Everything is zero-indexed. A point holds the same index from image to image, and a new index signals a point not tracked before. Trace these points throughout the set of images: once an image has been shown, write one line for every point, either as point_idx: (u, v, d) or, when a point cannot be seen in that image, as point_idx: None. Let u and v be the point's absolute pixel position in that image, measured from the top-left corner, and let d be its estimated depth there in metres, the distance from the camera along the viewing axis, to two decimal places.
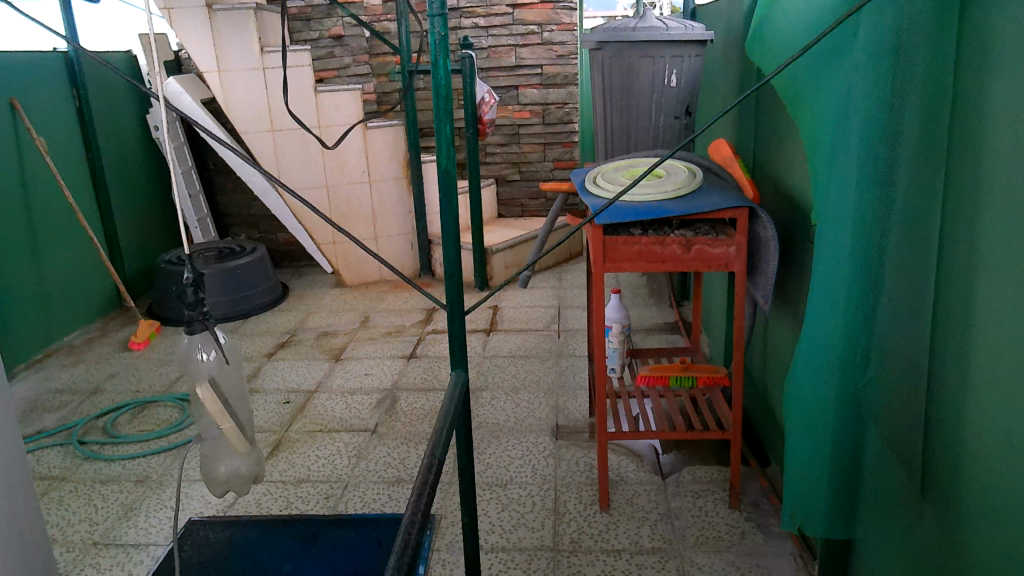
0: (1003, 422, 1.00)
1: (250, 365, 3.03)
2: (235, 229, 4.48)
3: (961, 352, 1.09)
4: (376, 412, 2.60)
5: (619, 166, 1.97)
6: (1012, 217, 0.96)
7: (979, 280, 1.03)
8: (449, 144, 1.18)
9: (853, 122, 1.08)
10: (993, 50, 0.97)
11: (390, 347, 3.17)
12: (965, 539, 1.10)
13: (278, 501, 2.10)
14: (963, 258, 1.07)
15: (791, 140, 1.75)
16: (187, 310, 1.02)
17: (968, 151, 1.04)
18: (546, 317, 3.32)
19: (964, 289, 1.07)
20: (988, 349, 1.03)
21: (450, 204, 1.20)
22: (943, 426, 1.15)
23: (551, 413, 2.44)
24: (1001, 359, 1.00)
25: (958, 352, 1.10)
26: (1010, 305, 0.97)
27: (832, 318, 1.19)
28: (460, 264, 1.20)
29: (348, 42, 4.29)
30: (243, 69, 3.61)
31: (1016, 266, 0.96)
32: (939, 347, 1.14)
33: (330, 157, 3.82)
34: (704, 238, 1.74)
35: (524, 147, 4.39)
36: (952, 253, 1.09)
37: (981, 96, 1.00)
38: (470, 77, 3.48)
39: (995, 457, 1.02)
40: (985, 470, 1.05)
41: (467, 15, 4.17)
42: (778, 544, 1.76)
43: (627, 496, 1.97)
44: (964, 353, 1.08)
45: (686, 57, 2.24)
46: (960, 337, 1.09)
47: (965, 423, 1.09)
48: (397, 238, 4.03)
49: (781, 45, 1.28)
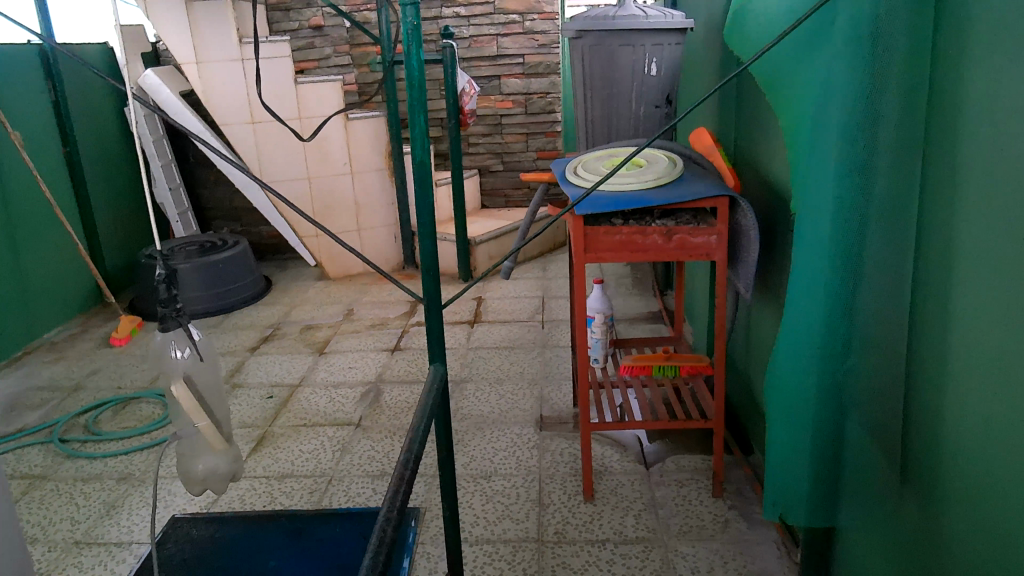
0: (980, 412, 1.01)
1: (233, 360, 3.01)
2: (217, 223, 4.45)
3: (937, 344, 1.10)
4: (360, 405, 2.58)
5: (600, 156, 1.95)
6: (987, 207, 0.96)
7: (960, 274, 1.03)
8: (424, 135, 1.14)
9: (832, 114, 1.07)
10: (971, 38, 0.97)
11: (374, 339, 3.16)
12: (947, 536, 1.10)
13: (262, 496, 2.09)
14: (941, 250, 1.07)
15: (772, 130, 1.74)
16: (160, 307, 1.02)
17: (944, 142, 1.04)
18: (530, 308, 3.31)
19: (943, 282, 1.07)
20: (967, 343, 1.03)
21: (428, 197, 1.17)
22: (922, 419, 1.16)
23: (536, 403, 2.43)
24: (981, 351, 1.00)
25: (936, 345, 1.10)
26: (989, 297, 0.97)
27: (810, 310, 1.18)
28: (437, 257, 1.19)
29: (329, 33, 4.24)
30: (221, 60, 3.56)
31: (992, 259, 0.96)
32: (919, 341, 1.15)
33: (312, 149, 3.78)
34: (686, 228, 1.72)
35: (507, 137, 4.37)
36: (930, 245, 1.10)
37: (959, 83, 1.00)
38: (451, 67, 3.42)
39: (974, 447, 1.02)
40: (964, 463, 1.05)
41: (448, 4, 4.13)
42: (761, 532, 1.76)
43: (611, 487, 1.96)
44: (941, 347, 1.09)
45: (666, 46, 2.23)
46: (938, 331, 1.10)
47: (943, 418, 1.10)
48: (380, 230, 4.00)
49: (758, 36, 1.27)
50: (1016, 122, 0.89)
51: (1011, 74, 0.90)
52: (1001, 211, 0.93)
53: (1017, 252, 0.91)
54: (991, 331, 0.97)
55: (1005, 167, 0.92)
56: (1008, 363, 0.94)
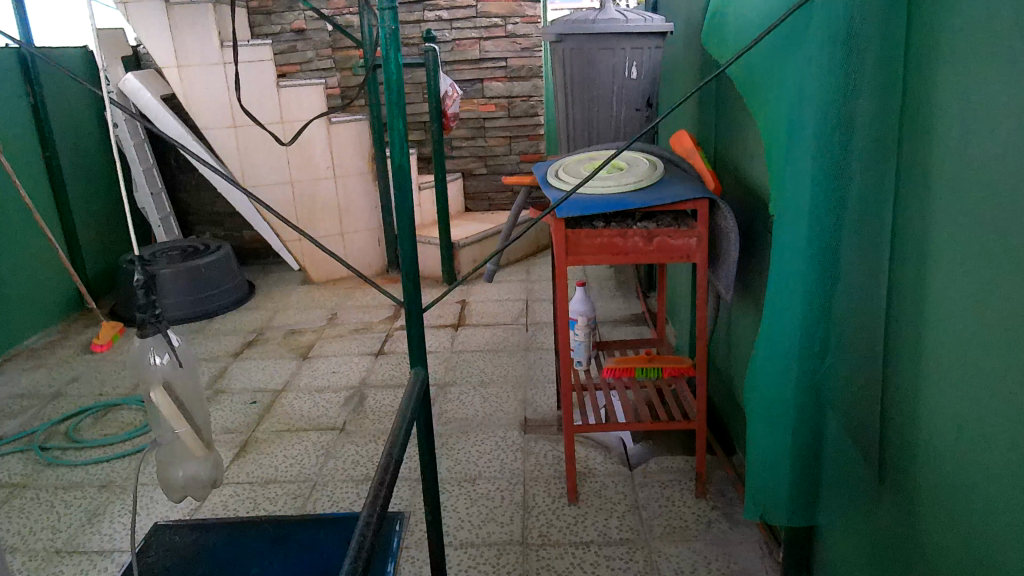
0: (948, 404, 1.03)
1: (216, 366, 2.98)
2: (199, 228, 4.42)
3: (908, 339, 1.12)
4: (344, 410, 2.57)
5: (581, 159, 1.96)
6: (959, 208, 0.98)
7: (929, 270, 1.05)
8: (403, 138, 1.15)
9: (808, 117, 1.09)
10: (944, 41, 0.98)
11: (358, 343, 3.15)
12: (918, 527, 1.12)
13: (245, 502, 2.07)
14: (912, 247, 1.09)
15: (751, 133, 1.75)
16: (138, 313, 1.01)
17: (914, 141, 1.06)
18: (514, 311, 3.32)
19: (914, 279, 1.09)
20: (936, 337, 1.05)
21: (407, 202, 1.17)
22: (895, 413, 1.18)
23: (520, 406, 2.44)
24: (949, 344, 1.02)
25: (907, 340, 1.12)
26: (956, 292, 1.00)
27: (789, 311, 1.19)
28: (417, 261, 1.19)
29: (311, 36, 4.23)
30: (202, 64, 3.54)
31: (960, 256, 0.98)
32: (891, 337, 1.17)
33: (295, 152, 3.76)
34: (666, 230, 1.73)
35: (490, 140, 4.38)
36: (900, 242, 1.12)
37: (928, 83, 1.02)
38: (434, 71, 3.42)
39: (944, 440, 1.05)
40: (934, 456, 1.07)
41: (430, 8, 4.13)
42: (744, 532, 1.77)
43: (595, 489, 1.97)
44: (912, 342, 1.11)
45: (647, 49, 2.23)
46: (909, 327, 1.12)
47: (915, 413, 1.12)
48: (364, 233, 3.99)
49: (734, 39, 1.28)
50: (982, 120, 0.92)
51: (978, 75, 0.92)
52: (968, 207, 0.96)
53: (983, 248, 0.93)
54: (959, 325, 1.00)
55: (973, 164, 0.94)
56: (977, 357, 0.96)
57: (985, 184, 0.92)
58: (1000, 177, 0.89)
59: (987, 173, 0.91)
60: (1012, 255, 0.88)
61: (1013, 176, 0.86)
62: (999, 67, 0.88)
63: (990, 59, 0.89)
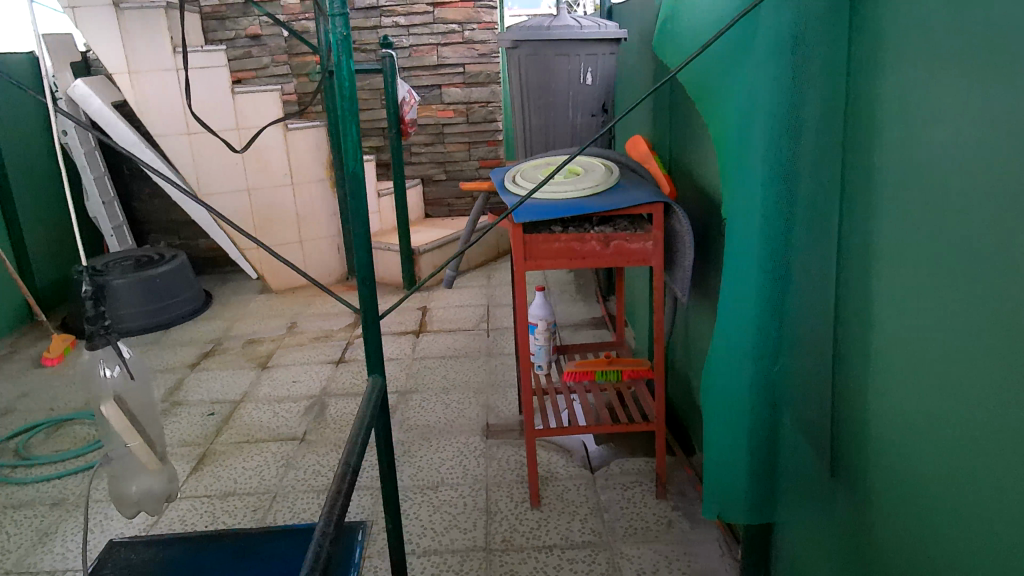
0: (934, 423, 0.97)
1: (172, 378, 2.92)
2: (153, 237, 4.33)
3: (890, 354, 1.06)
4: (305, 420, 2.54)
5: (538, 164, 1.97)
6: (901, 208, 1.01)
7: (916, 282, 0.99)
8: (356, 145, 1.14)
9: (757, 121, 1.11)
10: (883, 46, 1.01)
11: (318, 352, 3.12)
12: (904, 552, 1.06)
13: (204, 516, 2.03)
14: (895, 257, 1.03)
15: (704, 137, 1.78)
16: (87, 324, 0.99)
17: (883, 146, 1.03)
18: (475, 316, 3.32)
19: (898, 290, 1.03)
20: (921, 352, 0.99)
21: (362, 209, 1.17)
22: (877, 432, 1.11)
23: (482, 412, 2.43)
24: (934, 360, 0.96)
25: (891, 356, 1.06)
26: (943, 304, 0.93)
27: (742, 312, 1.22)
28: (373, 268, 1.19)
29: (266, 42, 4.18)
30: (154, 70, 3.48)
31: (947, 265, 0.92)
32: (872, 352, 1.11)
33: (251, 159, 3.72)
34: (623, 234, 1.75)
35: (449, 146, 4.37)
36: (881, 252, 1.06)
37: (912, 84, 0.96)
38: (391, 77, 3.40)
39: (930, 461, 0.98)
40: (921, 478, 1.01)
41: (387, 14, 4.11)
42: (704, 531, 1.80)
43: (557, 492, 1.98)
44: (895, 357, 1.05)
45: (601, 56, 2.27)
46: (892, 341, 1.06)
47: (897, 430, 1.06)
48: (323, 241, 3.96)
49: (684, 45, 1.31)
50: (970, 121, 0.85)
51: (963, 74, 0.86)
52: (956, 214, 0.89)
53: (974, 257, 0.87)
54: (945, 339, 0.93)
55: (959, 169, 0.88)
56: (969, 365, 0.89)
57: (974, 190, 0.85)
58: (990, 183, 0.83)
59: (976, 178, 0.85)
60: (1007, 264, 0.81)
61: (1006, 180, 0.80)
62: (987, 65, 0.82)
63: (976, 58, 0.83)
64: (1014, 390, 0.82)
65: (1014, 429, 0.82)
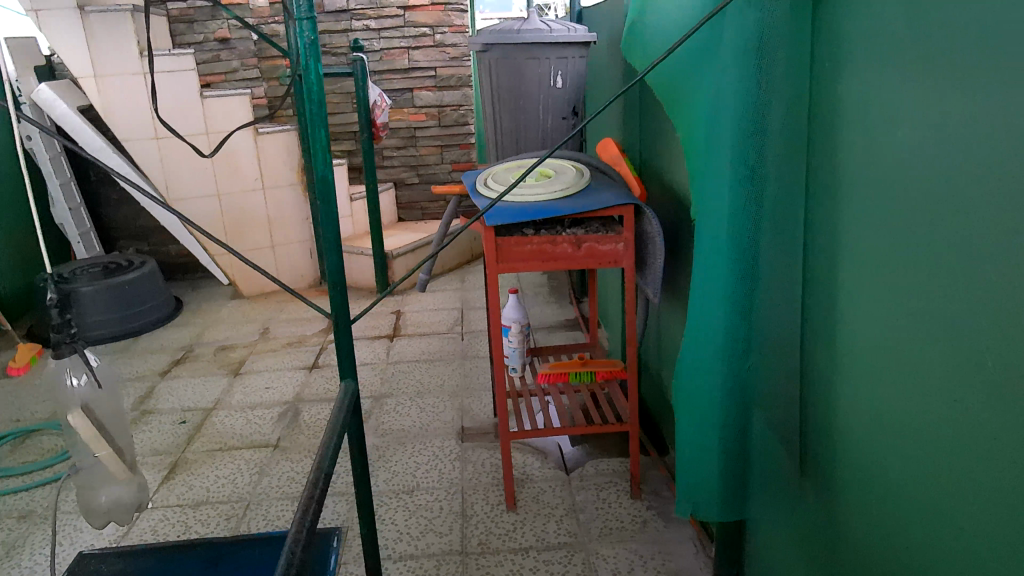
0: (928, 434, 0.92)
1: (141, 386, 2.88)
2: (122, 243, 4.27)
3: (870, 358, 1.04)
4: (278, 426, 2.52)
5: (509, 167, 1.98)
6: (863, 209, 1.02)
7: (908, 284, 0.94)
8: (326, 149, 1.14)
9: (723, 123, 1.13)
10: (844, 50, 1.04)
11: (292, 358, 3.09)
12: (885, 561, 1.04)
13: (176, 526, 2.01)
14: (888, 258, 0.98)
15: (673, 139, 1.80)
16: (52, 333, 0.98)
17: (861, 147, 1.02)
18: (449, 320, 3.31)
19: (889, 293, 0.98)
20: (915, 360, 0.93)
21: (332, 213, 1.17)
22: (869, 441, 1.06)
23: (456, 415, 2.43)
24: (929, 366, 0.91)
25: (884, 361, 1.01)
26: (938, 308, 0.88)
27: (711, 311, 1.23)
28: (343, 272, 1.18)
29: (235, 45, 4.14)
30: (120, 74, 3.43)
31: (941, 268, 0.87)
32: (865, 356, 1.06)
33: (221, 164, 3.68)
34: (594, 236, 1.76)
35: (421, 149, 4.37)
36: (875, 252, 1.01)
37: (907, 75, 0.90)
38: (362, 80, 3.39)
39: (923, 474, 0.93)
40: (913, 490, 0.96)
41: (357, 17, 4.09)
42: (678, 530, 1.81)
43: (533, 494, 1.98)
44: (876, 361, 1.03)
45: (571, 59, 2.29)
46: (872, 345, 1.04)
47: (872, 434, 1.05)
48: (295, 245, 3.93)
49: (651, 47, 1.32)
50: (966, 116, 0.79)
51: (960, 67, 0.80)
52: (950, 214, 0.84)
53: (969, 261, 0.82)
54: (938, 346, 0.88)
55: (954, 166, 0.82)
56: (966, 368, 0.84)
57: (972, 191, 0.80)
58: (988, 184, 0.77)
59: (973, 178, 0.79)
60: (1009, 268, 0.76)
61: (1006, 180, 0.75)
62: (988, 58, 0.76)
63: (974, 51, 0.78)
64: (1014, 402, 0.77)
65: (1015, 443, 0.77)
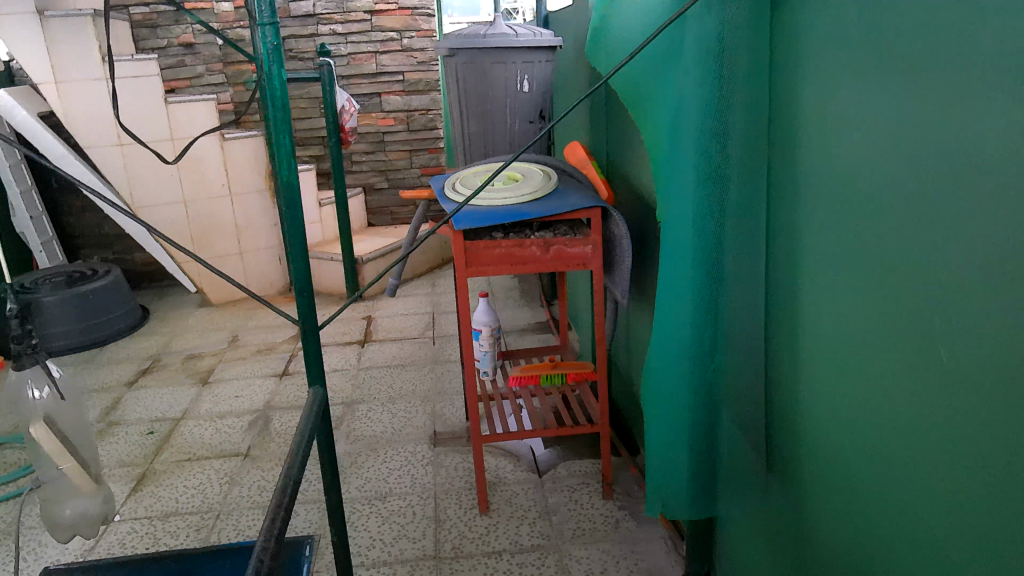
0: (916, 435, 0.89)
1: (107, 397, 2.83)
2: (85, 252, 4.19)
3: (835, 357, 1.06)
4: (248, 435, 2.50)
5: (477, 171, 1.99)
6: (825, 210, 1.04)
7: (898, 281, 0.89)
8: (290, 154, 1.13)
9: (688, 125, 1.14)
10: (805, 54, 1.05)
11: (262, 365, 3.06)
12: (851, 556, 1.06)
13: (144, 539, 1.97)
14: (863, 256, 0.97)
15: (639, 142, 1.82)
16: (12, 344, 0.96)
17: (822, 149, 1.04)
18: (420, 324, 3.31)
19: (855, 293, 0.99)
20: (896, 359, 0.91)
21: (298, 219, 1.16)
22: (844, 441, 1.05)
23: (428, 420, 2.43)
24: (916, 367, 0.88)
25: (859, 360, 1.00)
26: (917, 306, 0.87)
27: (679, 311, 1.24)
28: (310, 278, 1.18)
29: (200, 50, 4.10)
30: (82, 79, 3.37)
31: (930, 268, 0.83)
32: (839, 355, 1.05)
33: (187, 170, 3.64)
34: (562, 239, 1.77)
35: (390, 154, 4.36)
36: (853, 250, 0.99)
37: (893, 68, 0.86)
38: (329, 85, 3.38)
39: (911, 476, 0.90)
40: (902, 494, 0.93)
41: (324, 22, 4.07)
42: (649, 529, 1.83)
43: (505, 497, 1.99)
44: (840, 359, 1.05)
45: (536, 63, 2.30)
46: (836, 344, 1.06)
47: (838, 431, 1.07)
48: (264, 252, 3.92)
49: (614, 50, 1.34)
50: (960, 111, 0.76)
51: (953, 63, 0.76)
52: (943, 211, 0.80)
53: (958, 261, 0.79)
54: (902, 344, 0.90)
55: (946, 163, 0.79)
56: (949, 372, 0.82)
57: (965, 188, 0.76)
58: (983, 182, 0.74)
59: (967, 175, 0.76)
60: (1006, 268, 0.72)
61: (1003, 180, 0.71)
62: (985, 52, 0.72)
63: (964, 47, 0.75)
64: (1007, 406, 0.74)
65: (1010, 448, 0.74)
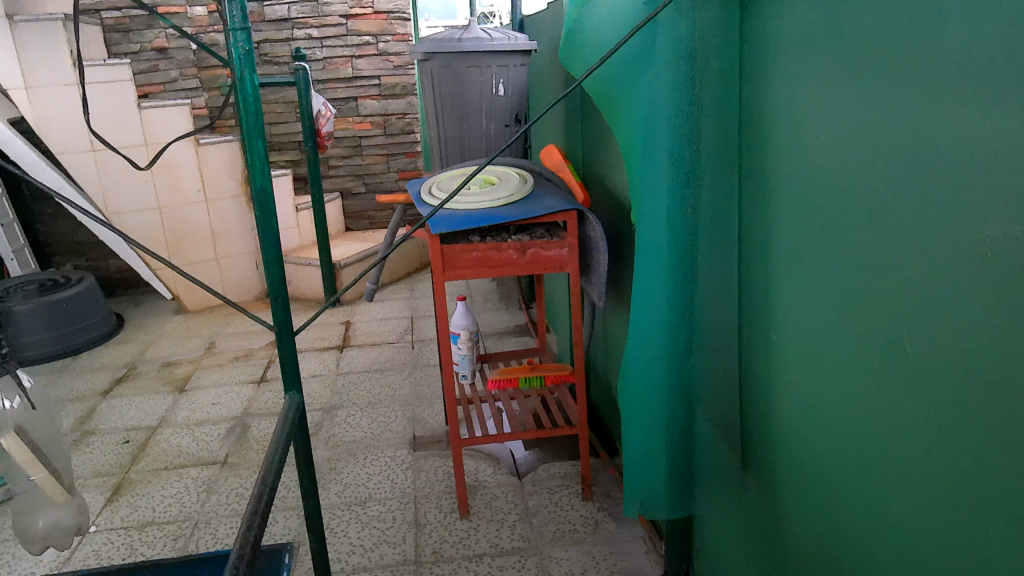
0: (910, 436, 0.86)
1: (81, 406, 2.79)
2: (58, 259, 4.13)
3: (808, 356, 1.07)
4: (226, 442, 2.48)
5: (453, 175, 1.99)
6: (796, 210, 1.06)
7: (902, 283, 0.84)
8: (263, 159, 1.13)
9: (660, 127, 1.15)
10: (773, 57, 1.08)
11: (239, 372, 3.04)
12: (827, 554, 1.07)
13: (121, 549, 1.95)
14: (840, 255, 0.97)
15: (614, 145, 1.83)
16: None
17: (792, 149, 1.05)
18: (399, 329, 3.30)
19: (833, 293, 0.99)
20: (879, 360, 0.90)
21: (271, 225, 1.16)
22: (818, 439, 1.06)
23: (407, 424, 2.43)
24: (903, 370, 0.86)
25: (831, 359, 1.01)
26: (887, 305, 0.88)
27: (653, 313, 1.25)
28: (284, 284, 1.18)
29: (173, 55, 4.06)
30: (53, 85, 3.32)
31: (928, 269, 0.80)
32: (814, 355, 1.06)
33: (161, 176, 3.60)
34: (538, 242, 1.78)
35: (367, 158, 4.34)
36: (834, 250, 0.98)
37: (890, 63, 0.82)
38: (304, 89, 3.36)
39: (902, 484, 0.88)
40: (883, 496, 0.92)
41: (299, 26, 4.05)
42: (628, 530, 1.84)
43: (485, 501, 1.99)
44: (813, 358, 1.06)
45: (512, 67, 2.30)
46: (809, 342, 1.07)
47: (813, 430, 1.08)
48: (240, 258, 3.88)
49: (587, 54, 1.35)
50: (962, 111, 0.72)
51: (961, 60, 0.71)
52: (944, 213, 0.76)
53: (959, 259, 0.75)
54: (876, 343, 0.91)
55: (947, 161, 0.75)
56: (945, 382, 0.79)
57: (966, 189, 0.73)
58: (983, 183, 0.70)
59: (967, 176, 0.72)
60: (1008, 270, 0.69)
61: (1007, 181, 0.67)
62: (964, 53, 0.71)
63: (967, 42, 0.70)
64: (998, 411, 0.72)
65: (987, 449, 0.74)
